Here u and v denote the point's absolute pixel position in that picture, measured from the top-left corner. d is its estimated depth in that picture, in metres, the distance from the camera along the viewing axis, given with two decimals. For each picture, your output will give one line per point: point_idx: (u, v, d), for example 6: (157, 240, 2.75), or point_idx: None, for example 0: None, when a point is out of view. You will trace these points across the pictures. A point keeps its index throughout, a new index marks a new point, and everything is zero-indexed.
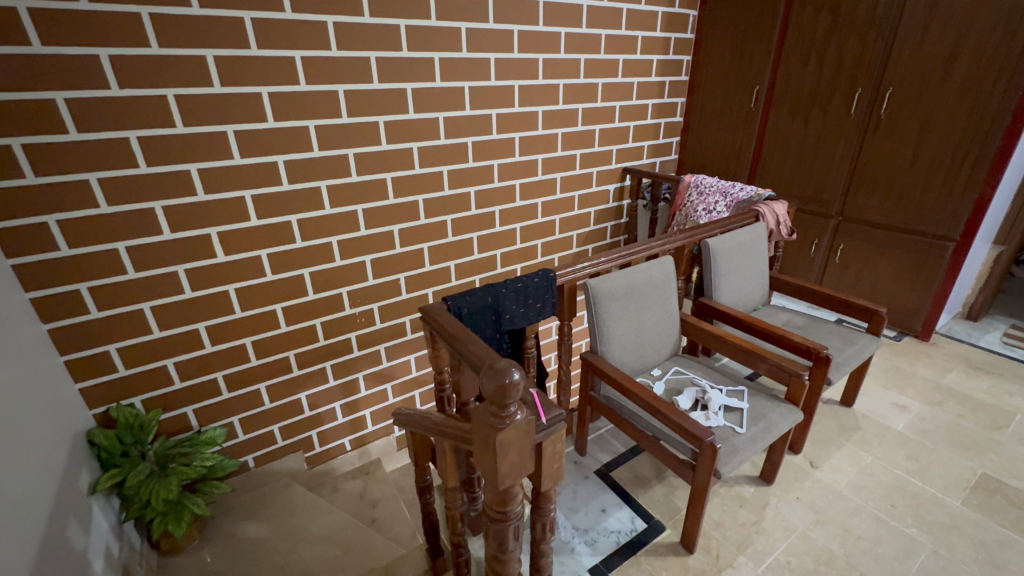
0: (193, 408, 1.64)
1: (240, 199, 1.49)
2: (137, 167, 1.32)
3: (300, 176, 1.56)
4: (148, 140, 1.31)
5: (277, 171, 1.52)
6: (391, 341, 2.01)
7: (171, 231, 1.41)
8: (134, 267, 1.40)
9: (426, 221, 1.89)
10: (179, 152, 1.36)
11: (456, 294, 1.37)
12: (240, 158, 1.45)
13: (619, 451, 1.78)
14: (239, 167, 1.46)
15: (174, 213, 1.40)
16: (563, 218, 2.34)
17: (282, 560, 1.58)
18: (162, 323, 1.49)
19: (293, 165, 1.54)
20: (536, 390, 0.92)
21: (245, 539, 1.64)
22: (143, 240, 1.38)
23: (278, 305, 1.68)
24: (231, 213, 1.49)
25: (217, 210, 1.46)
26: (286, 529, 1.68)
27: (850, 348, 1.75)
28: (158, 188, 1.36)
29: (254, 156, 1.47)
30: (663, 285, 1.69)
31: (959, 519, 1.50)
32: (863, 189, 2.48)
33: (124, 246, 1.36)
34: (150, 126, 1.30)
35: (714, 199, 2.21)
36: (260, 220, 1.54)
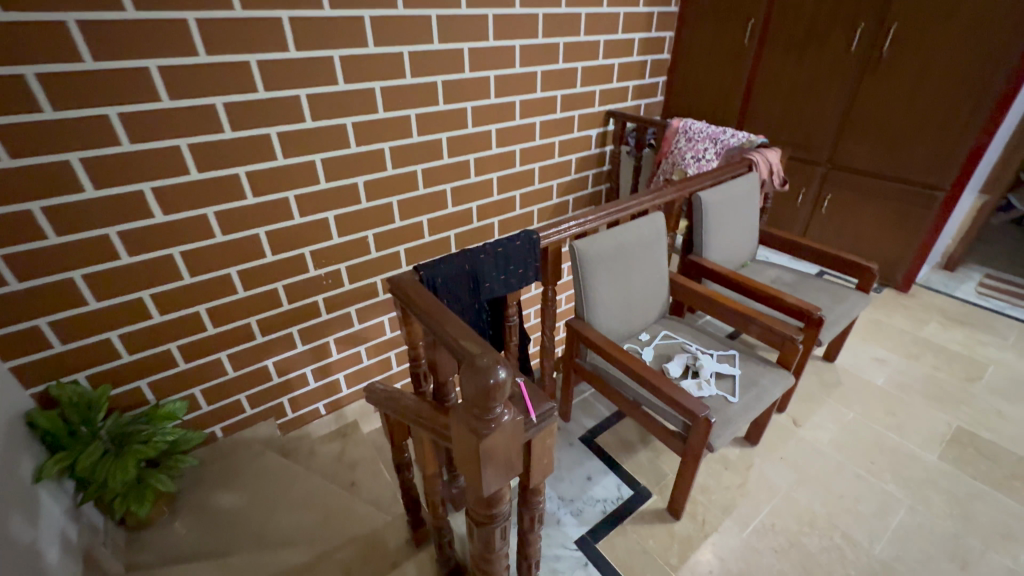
0: (146, 382, 1.48)
1: (176, 149, 1.26)
2: (41, 111, 1.08)
3: (244, 122, 1.33)
4: (49, 77, 1.06)
5: (217, 115, 1.28)
6: (363, 302, 1.86)
7: (95, 188, 1.19)
8: (56, 231, 1.19)
9: (394, 172, 1.67)
10: (90, 92, 1.11)
11: (428, 262, 1.21)
12: (169, 99, 1.21)
13: (603, 415, 1.74)
14: (169, 110, 1.22)
15: (96, 165, 1.18)
16: (543, 166, 2.13)
17: (261, 528, 1.55)
18: (99, 293, 1.30)
19: (234, 108, 1.30)
20: (523, 380, 0.81)
21: (218, 510, 1.57)
22: (60, 199, 1.16)
23: (234, 268, 1.49)
24: (166, 167, 1.27)
25: (146, 161, 1.23)
26: (261, 499, 1.61)
27: (841, 306, 1.69)
28: (72, 136, 1.13)
29: (186, 98, 1.23)
30: (653, 244, 1.57)
31: (934, 473, 1.53)
32: (855, 135, 2.36)
33: (39, 207, 1.14)
34: (47, 60, 1.05)
35: (704, 146, 2.03)
36: (201, 172, 1.32)
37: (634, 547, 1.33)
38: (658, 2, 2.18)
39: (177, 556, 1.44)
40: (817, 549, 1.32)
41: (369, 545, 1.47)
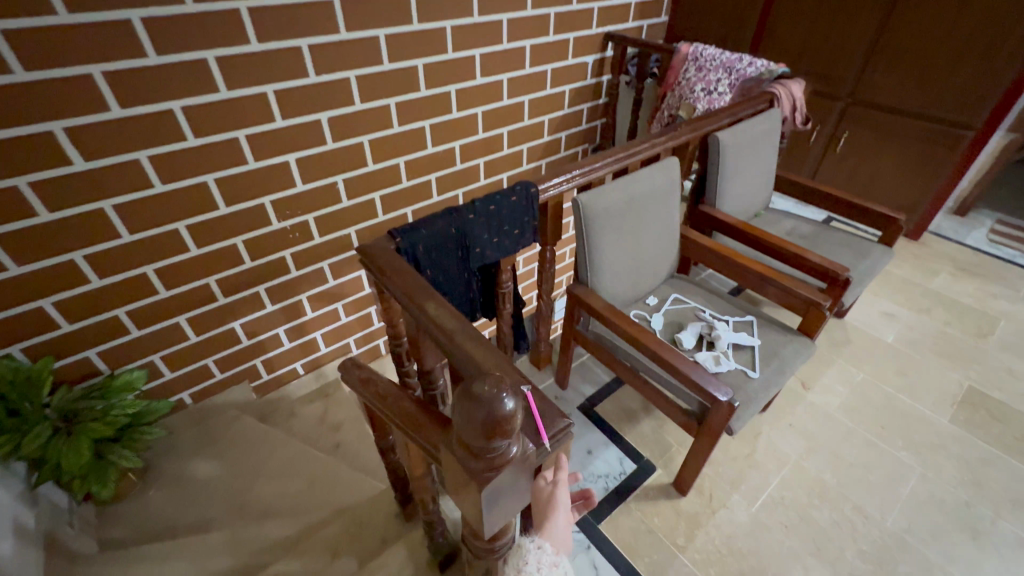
0: (97, 349, 1.24)
1: (89, 78, 0.94)
2: None
3: (169, 41, 0.98)
4: None
5: (135, 35, 0.95)
6: (337, 257, 1.54)
7: None
8: None
9: (363, 107, 1.30)
10: None
11: (406, 226, 1.00)
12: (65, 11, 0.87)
13: (602, 381, 1.63)
14: (62, 26, 0.88)
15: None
16: (534, 100, 1.71)
17: (240, 498, 1.42)
18: (16, 255, 1.02)
19: (156, 24, 0.96)
20: (530, 389, 0.63)
21: (194, 481, 1.44)
22: None
23: (181, 223, 1.19)
24: (72, 103, 0.94)
25: (40, 91, 0.91)
26: (240, 468, 1.48)
27: (864, 264, 1.55)
28: None
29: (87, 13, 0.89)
30: (666, 196, 1.38)
31: (946, 437, 1.47)
32: (883, 65, 2.10)
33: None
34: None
35: (716, 76, 1.72)
36: (124, 109, 1.00)
37: (639, 527, 1.26)
38: None
39: (150, 535, 1.31)
40: (829, 523, 1.26)
41: None
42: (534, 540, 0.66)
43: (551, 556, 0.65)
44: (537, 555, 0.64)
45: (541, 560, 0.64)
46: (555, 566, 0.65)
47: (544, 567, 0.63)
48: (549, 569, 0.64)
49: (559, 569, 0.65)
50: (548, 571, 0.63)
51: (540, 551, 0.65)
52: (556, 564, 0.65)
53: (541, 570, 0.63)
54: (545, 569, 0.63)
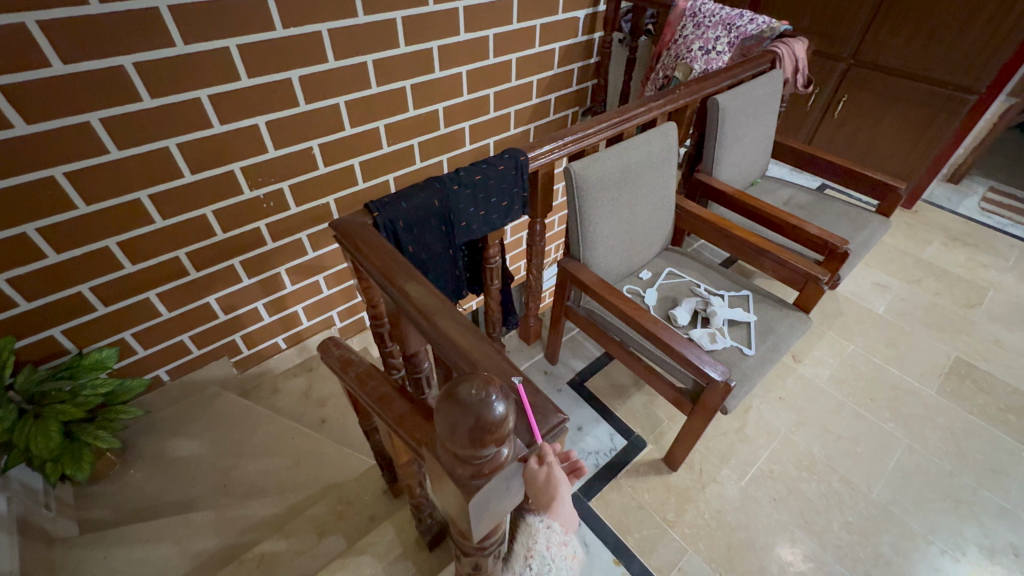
0: (62, 329, 1.16)
1: (22, 27, 0.81)
2: None
3: None
4: None
5: None
6: (316, 228, 1.44)
7: None
8: None
9: (338, 65, 1.18)
10: None
11: (385, 200, 0.92)
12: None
13: (593, 356, 1.59)
14: None
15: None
16: (522, 58, 1.59)
17: (224, 477, 1.38)
18: None
19: None
20: (522, 381, 0.58)
21: (175, 460, 1.39)
22: None
23: (143, 193, 1.08)
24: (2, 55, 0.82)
25: None
26: (224, 446, 1.42)
27: (861, 235, 1.51)
28: None
29: None
30: (662, 164, 1.30)
31: (933, 409, 1.47)
32: (889, 24, 2.00)
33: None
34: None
35: (715, 34, 1.61)
36: (67, 65, 0.88)
37: (629, 504, 1.25)
38: None
39: (132, 517, 1.29)
40: (817, 496, 1.27)
41: None
42: (541, 521, 0.55)
43: (562, 536, 0.55)
44: (546, 535, 0.55)
45: (551, 542, 0.54)
46: (566, 543, 0.56)
47: (553, 547, 0.54)
48: (559, 549, 0.55)
49: (569, 545, 0.56)
50: (558, 551, 0.55)
51: (549, 532, 0.54)
52: (567, 542, 0.56)
53: (551, 552, 0.55)
54: (554, 550, 0.55)
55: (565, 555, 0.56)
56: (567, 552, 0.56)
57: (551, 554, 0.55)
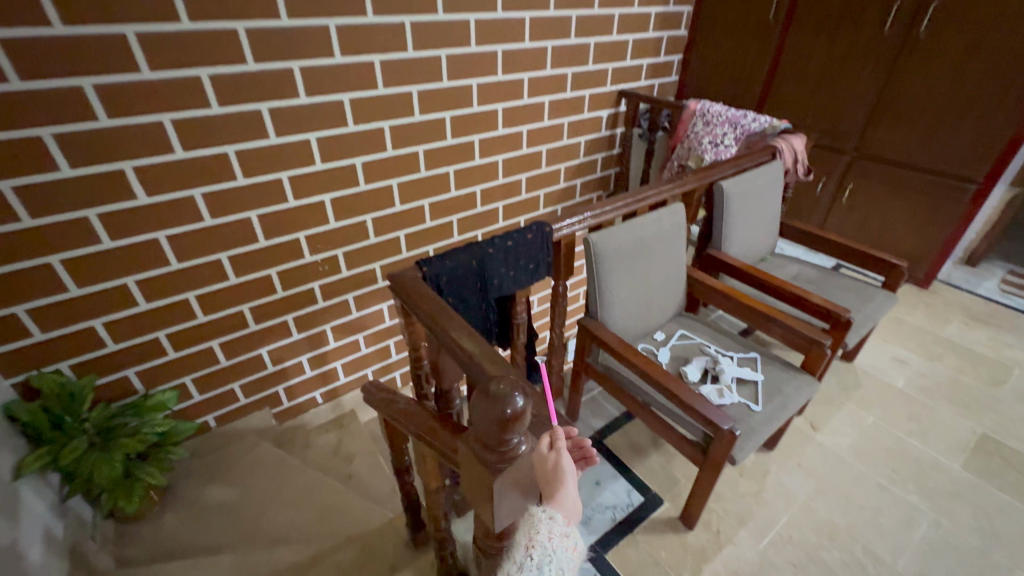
0: (136, 369, 1.39)
1: (158, 125, 1.14)
2: (8, 81, 0.96)
3: (230, 95, 1.20)
4: (14, 43, 0.94)
5: (202, 89, 1.16)
6: (360, 290, 1.72)
7: (71, 167, 1.08)
8: (29, 211, 1.08)
9: (394, 153, 1.53)
10: (60, 61, 0.99)
11: (433, 256, 1.11)
12: (149, 71, 1.08)
13: (612, 416, 1.67)
14: (147, 81, 1.09)
15: (69, 143, 1.06)
16: (551, 149, 1.96)
17: (252, 525, 1.45)
18: (80, 278, 1.20)
19: (222, 82, 1.17)
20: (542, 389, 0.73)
21: (210, 504, 1.48)
22: (32, 178, 1.05)
23: (224, 254, 1.37)
24: (142, 147, 1.14)
25: (121, 134, 1.11)
26: (254, 493, 1.52)
27: (868, 307, 1.60)
28: (45, 109, 1.01)
29: (166, 70, 1.10)
30: (672, 237, 1.47)
31: (960, 484, 1.45)
32: (885, 121, 2.18)
33: (8, 185, 1.03)
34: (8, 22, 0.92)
35: (723, 130, 1.88)
36: (186, 151, 1.20)
37: (645, 559, 1.27)
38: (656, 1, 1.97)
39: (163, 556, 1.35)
40: (838, 564, 1.25)
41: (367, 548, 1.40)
42: (545, 512, 0.64)
43: (564, 528, 0.63)
44: (548, 526, 0.63)
45: (552, 532, 0.62)
46: (567, 536, 0.63)
47: (555, 538, 0.62)
48: (561, 541, 0.63)
49: (571, 538, 0.64)
50: (559, 541, 0.62)
51: (551, 522, 0.63)
52: (568, 535, 0.63)
53: (552, 542, 0.62)
54: (555, 540, 0.62)
55: (566, 547, 0.63)
56: (567, 544, 0.63)
57: (553, 545, 0.62)
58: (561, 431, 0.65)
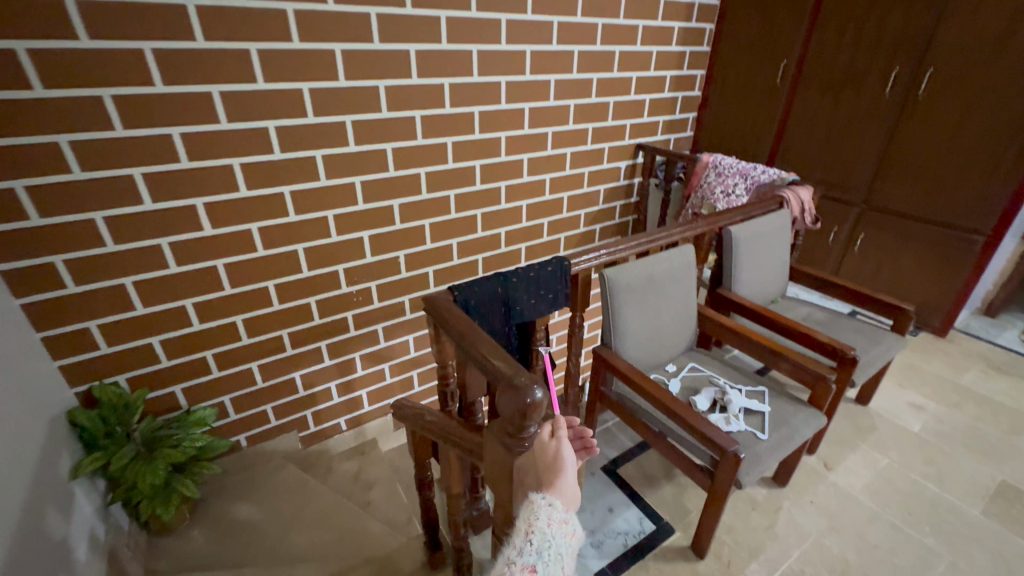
0: (181, 387, 1.53)
1: (230, 168, 1.35)
2: (114, 130, 1.17)
3: (291, 144, 1.41)
4: (125, 100, 1.16)
5: (268, 138, 1.37)
6: (389, 321, 1.89)
7: (152, 202, 1.28)
8: (113, 239, 1.27)
9: (427, 196, 1.74)
10: (158, 115, 1.21)
11: (463, 283, 1.25)
12: (227, 123, 1.30)
13: (626, 446, 1.72)
14: (225, 131, 1.31)
15: (155, 182, 1.27)
16: (572, 196, 2.18)
17: (273, 545, 1.50)
18: (146, 298, 1.37)
19: (285, 131, 1.39)
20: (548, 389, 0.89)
21: (235, 522, 1.54)
22: (121, 210, 1.25)
23: (271, 282, 1.55)
24: (215, 186, 1.35)
25: (197, 174, 1.32)
26: (279, 513, 1.58)
27: (876, 348, 1.66)
28: (140, 153, 1.22)
29: (241, 122, 1.32)
30: (682, 275, 1.58)
31: (978, 529, 1.45)
32: (891, 175, 2.26)
33: (101, 216, 1.23)
34: (125, 84, 1.15)
35: (734, 181, 2.03)
36: (250, 190, 1.41)
37: None
38: (669, 67, 2.20)
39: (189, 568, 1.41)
40: None
41: (386, 565, 1.46)
42: (545, 499, 0.72)
43: (561, 514, 0.72)
44: (547, 512, 0.71)
45: (551, 517, 0.70)
46: (564, 522, 0.71)
47: (554, 524, 0.70)
48: (559, 526, 0.70)
49: (569, 523, 0.72)
50: (558, 527, 0.70)
51: (550, 508, 0.71)
52: (566, 521, 0.72)
53: (551, 528, 0.70)
54: (554, 526, 0.70)
55: (564, 533, 0.71)
56: (565, 529, 0.71)
57: (552, 530, 0.70)
58: (562, 423, 0.79)
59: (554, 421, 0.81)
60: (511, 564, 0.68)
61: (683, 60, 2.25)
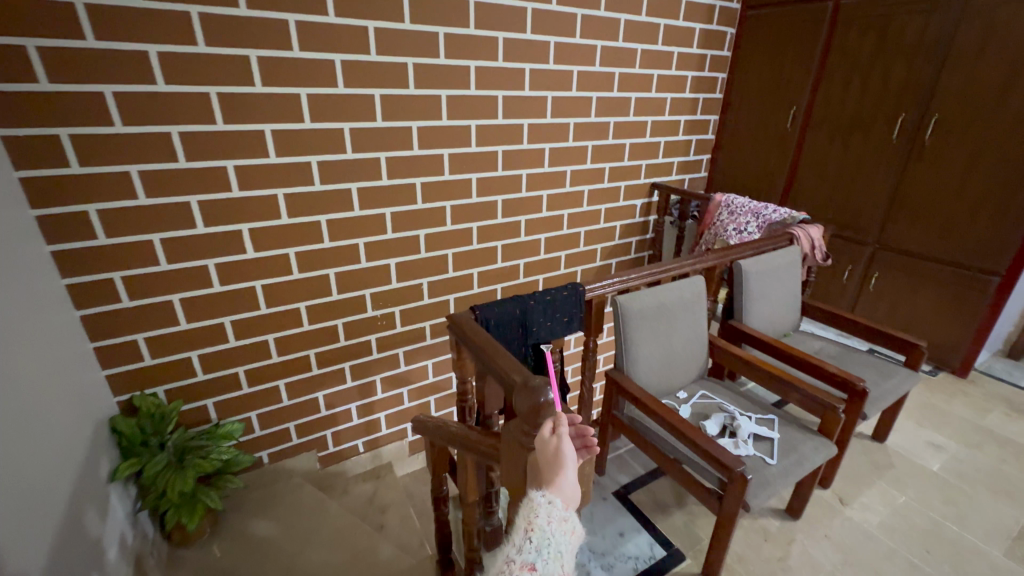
0: (212, 401, 1.63)
1: (274, 198, 1.50)
2: (177, 162, 1.33)
3: (331, 177, 1.57)
4: (189, 137, 1.33)
5: (310, 171, 1.53)
6: (410, 345, 1.99)
7: (204, 226, 1.43)
8: (167, 259, 1.41)
9: (451, 227, 1.88)
10: (216, 149, 1.37)
11: (484, 303, 1.34)
12: (276, 157, 1.46)
13: (638, 473, 1.75)
14: (273, 164, 1.46)
15: (208, 208, 1.42)
16: (589, 231, 2.32)
17: (289, 562, 1.50)
18: (190, 315, 1.49)
19: (326, 166, 1.55)
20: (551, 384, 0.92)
21: (253, 538, 1.57)
22: (176, 233, 1.40)
23: (303, 304, 1.68)
24: (261, 213, 1.50)
25: (245, 203, 1.46)
26: (295, 529, 1.60)
27: (887, 383, 1.70)
28: (199, 184, 1.38)
29: (289, 156, 1.48)
30: (693, 305, 1.65)
31: (1001, 571, 1.41)
32: (902, 216, 2.29)
33: (158, 238, 1.37)
34: (191, 123, 1.32)
35: (746, 220, 2.11)
36: (290, 218, 1.55)
37: None
38: (683, 111, 2.39)
39: None
40: None
41: None
42: (544, 498, 0.78)
43: (561, 512, 0.78)
44: (547, 510, 0.77)
45: (550, 517, 0.77)
46: (563, 520, 0.78)
47: (553, 523, 0.76)
48: (558, 524, 0.77)
49: (568, 521, 0.78)
50: (557, 525, 0.77)
51: (550, 507, 0.78)
52: (565, 519, 0.78)
53: (550, 527, 0.76)
54: (553, 524, 0.76)
55: (564, 530, 0.77)
56: (564, 527, 0.77)
57: (551, 528, 0.76)
58: (563, 420, 0.82)
59: (556, 417, 0.84)
60: (512, 560, 0.76)
61: (697, 105, 2.44)
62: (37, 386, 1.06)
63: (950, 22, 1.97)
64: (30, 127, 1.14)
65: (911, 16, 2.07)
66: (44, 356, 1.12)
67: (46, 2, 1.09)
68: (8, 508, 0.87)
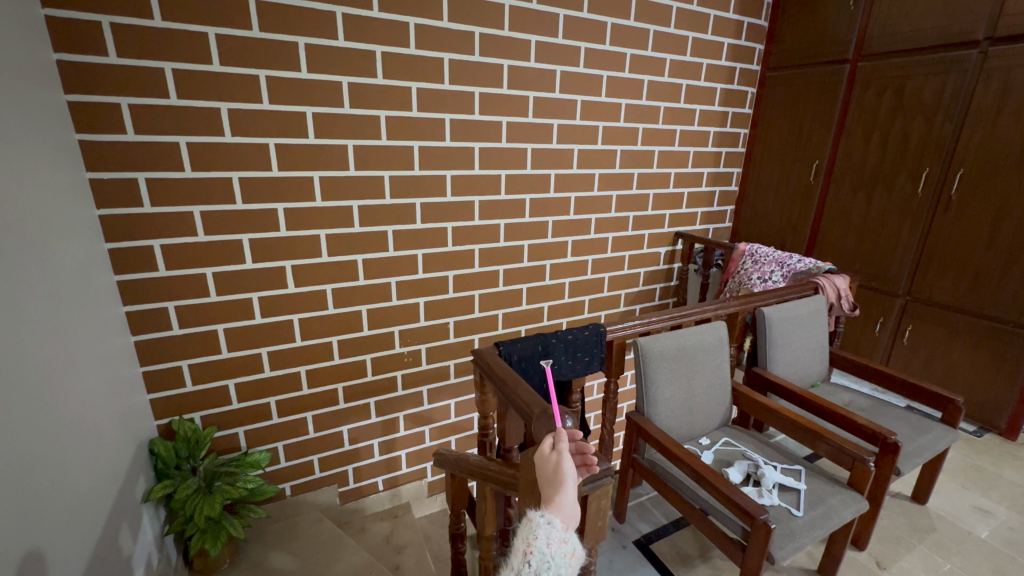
0: (245, 429, 1.71)
1: (317, 238, 1.63)
2: (234, 204, 1.48)
3: (370, 219, 1.70)
4: (247, 181, 1.48)
5: (350, 214, 1.66)
6: (434, 383, 2.04)
7: (252, 262, 1.56)
8: (216, 291, 1.53)
9: (480, 269, 1.98)
10: (270, 193, 1.52)
11: (508, 339, 1.40)
12: (321, 201, 1.60)
13: (660, 523, 1.71)
14: (318, 207, 1.60)
15: (258, 246, 1.55)
16: (613, 276, 2.37)
17: None
18: (231, 344, 1.60)
19: (366, 210, 1.68)
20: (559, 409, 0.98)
21: (271, 569, 1.55)
22: (226, 268, 1.53)
23: (335, 338, 1.77)
24: (303, 251, 1.62)
25: (289, 242, 1.59)
26: (312, 564, 1.58)
27: (923, 438, 1.63)
28: (251, 223, 1.52)
29: (332, 201, 1.62)
30: (715, 350, 1.66)
31: None
32: (933, 269, 2.25)
33: (211, 272, 1.51)
34: (248, 169, 1.47)
35: (770, 269, 2.16)
36: (329, 256, 1.67)
37: None
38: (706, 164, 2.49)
39: None
40: None
41: None
42: (544, 517, 0.78)
43: (561, 533, 0.77)
44: (547, 531, 0.77)
45: (550, 537, 0.76)
46: (564, 542, 0.76)
47: (552, 544, 0.75)
48: (558, 546, 0.75)
49: (568, 543, 0.76)
50: (557, 547, 0.75)
51: (550, 527, 0.77)
52: (566, 540, 0.76)
53: (550, 548, 0.75)
54: (553, 546, 0.75)
55: (564, 553, 0.75)
56: (565, 548, 0.75)
57: (552, 549, 0.75)
58: (563, 436, 0.87)
59: (558, 433, 0.88)
60: None
61: (719, 158, 2.56)
62: (96, 402, 1.16)
63: (966, 84, 2.04)
64: (115, 171, 1.31)
65: (927, 79, 2.14)
66: (103, 375, 1.22)
67: (143, 68, 1.28)
68: (58, 517, 0.93)
